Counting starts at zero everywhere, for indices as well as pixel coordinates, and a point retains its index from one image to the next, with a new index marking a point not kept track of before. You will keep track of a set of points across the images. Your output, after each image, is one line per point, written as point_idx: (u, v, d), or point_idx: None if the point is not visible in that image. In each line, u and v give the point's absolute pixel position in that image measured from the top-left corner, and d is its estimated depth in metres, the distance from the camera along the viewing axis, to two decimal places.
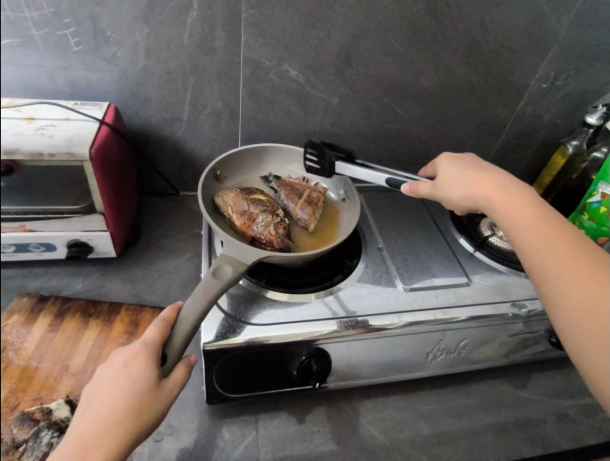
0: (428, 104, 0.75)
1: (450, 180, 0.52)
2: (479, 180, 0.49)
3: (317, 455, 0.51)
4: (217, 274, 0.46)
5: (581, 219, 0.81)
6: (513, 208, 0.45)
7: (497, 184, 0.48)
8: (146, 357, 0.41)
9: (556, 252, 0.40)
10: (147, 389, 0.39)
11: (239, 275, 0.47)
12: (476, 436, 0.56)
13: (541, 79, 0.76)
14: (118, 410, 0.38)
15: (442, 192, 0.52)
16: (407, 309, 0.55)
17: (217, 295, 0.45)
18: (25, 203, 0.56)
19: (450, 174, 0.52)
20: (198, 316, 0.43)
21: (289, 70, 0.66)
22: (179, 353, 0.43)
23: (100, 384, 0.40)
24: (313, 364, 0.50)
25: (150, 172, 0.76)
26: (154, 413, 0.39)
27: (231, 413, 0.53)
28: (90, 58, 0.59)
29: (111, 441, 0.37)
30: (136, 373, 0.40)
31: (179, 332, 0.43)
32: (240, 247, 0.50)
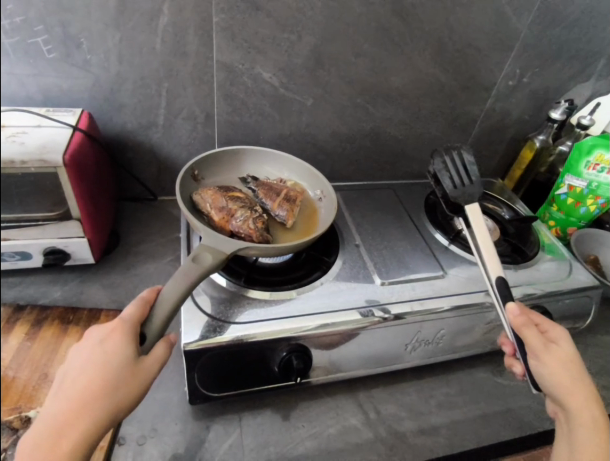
0: (400, 103, 0.77)
1: (560, 356, 0.46)
2: (576, 370, 0.46)
3: (302, 449, 0.52)
4: (196, 260, 0.47)
5: (550, 211, 0.84)
6: (578, 398, 0.45)
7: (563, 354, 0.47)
8: (121, 334, 0.42)
9: (592, 442, 0.44)
10: (123, 366, 0.40)
11: (218, 264, 0.48)
12: (456, 423, 0.58)
13: (507, 77, 0.79)
14: (92, 387, 0.39)
15: (543, 357, 0.47)
16: (385, 302, 0.57)
17: (197, 280, 0.45)
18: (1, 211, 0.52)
19: (567, 358, 0.46)
20: (179, 299, 0.44)
21: (262, 73, 0.67)
22: (159, 331, 0.44)
23: (77, 361, 0.41)
24: (293, 360, 0.51)
25: (127, 178, 0.76)
26: (132, 389, 0.40)
27: (215, 413, 0.53)
28: (61, 64, 0.59)
29: (87, 418, 0.38)
30: (109, 350, 0.40)
31: (159, 313, 0.44)
32: (219, 237, 0.50)
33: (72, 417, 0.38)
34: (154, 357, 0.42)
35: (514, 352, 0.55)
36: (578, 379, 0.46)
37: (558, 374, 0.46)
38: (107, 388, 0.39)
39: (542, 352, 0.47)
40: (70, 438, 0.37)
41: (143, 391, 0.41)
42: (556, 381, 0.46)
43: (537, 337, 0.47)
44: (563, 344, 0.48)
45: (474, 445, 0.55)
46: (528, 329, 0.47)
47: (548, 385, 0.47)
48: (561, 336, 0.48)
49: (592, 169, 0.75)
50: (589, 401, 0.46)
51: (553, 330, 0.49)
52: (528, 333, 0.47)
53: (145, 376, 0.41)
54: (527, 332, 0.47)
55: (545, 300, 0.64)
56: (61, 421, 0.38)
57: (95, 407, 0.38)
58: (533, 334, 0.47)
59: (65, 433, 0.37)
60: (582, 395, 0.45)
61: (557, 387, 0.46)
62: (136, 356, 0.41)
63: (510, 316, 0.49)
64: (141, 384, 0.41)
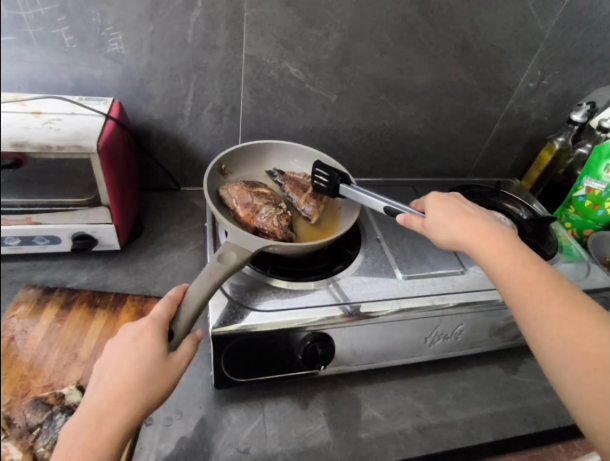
0: (422, 101, 0.78)
1: (441, 220, 0.52)
2: (462, 217, 0.51)
3: (322, 436, 0.53)
4: (221, 259, 0.48)
5: (567, 214, 0.84)
6: (499, 255, 0.46)
7: (481, 233, 0.49)
8: (153, 332, 0.42)
9: (527, 272, 0.44)
10: (155, 362, 0.41)
11: (243, 262, 0.49)
12: (473, 417, 0.58)
13: (529, 78, 0.80)
14: (128, 382, 0.39)
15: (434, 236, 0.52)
16: (406, 295, 0.58)
17: (222, 277, 0.47)
18: (29, 196, 0.54)
19: (440, 216, 0.52)
20: (205, 297, 0.45)
21: (289, 68, 0.68)
22: (186, 329, 0.44)
23: (110, 358, 0.41)
24: (318, 349, 0.52)
25: (151, 168, 0.77)
26: (164, 384, 0.41)
27: (238, 399, 0.55)
28: (94, 55, 0.61)
29: (122, 410, 0.38)
30: (142, 347, 0.41)
31: (186, 311, 0.44)
32: (244, 235, 0.52)
33: (109, 410, 0.38)
34: (182, 354, 0.43)
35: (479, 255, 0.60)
36: (467, 220, 0.50)
37: (484, 250, 0.47)
38: (141, 383, 0.40)
39: (429, 227, 0.53)
40: (108, 433, 0.38)
41: (173, 385, 0.42)
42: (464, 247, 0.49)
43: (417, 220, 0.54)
44: (432, 209, 0.54)
45: (490, 439, 0.56)
46: (413, 219, 0.54)
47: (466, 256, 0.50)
48: (429, 202, 0.55)
49: None
50: (522, 258, 0.45)
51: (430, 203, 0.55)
52: (414, 223, 0.54)
53: (174, 372, 0.42)
54: (413, 222, 0.54)
55: None
56: (98, 415, 0.38)
57: (131, 402, 0.39)
58: (417, 221, 0.54)
59: (102, 425, 0.38)
60: (506, 263, 0.45)
61: (466, 240, 0.49)
62: (166, 353, 0.42)
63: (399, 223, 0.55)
64: (171, 380, 0.41)
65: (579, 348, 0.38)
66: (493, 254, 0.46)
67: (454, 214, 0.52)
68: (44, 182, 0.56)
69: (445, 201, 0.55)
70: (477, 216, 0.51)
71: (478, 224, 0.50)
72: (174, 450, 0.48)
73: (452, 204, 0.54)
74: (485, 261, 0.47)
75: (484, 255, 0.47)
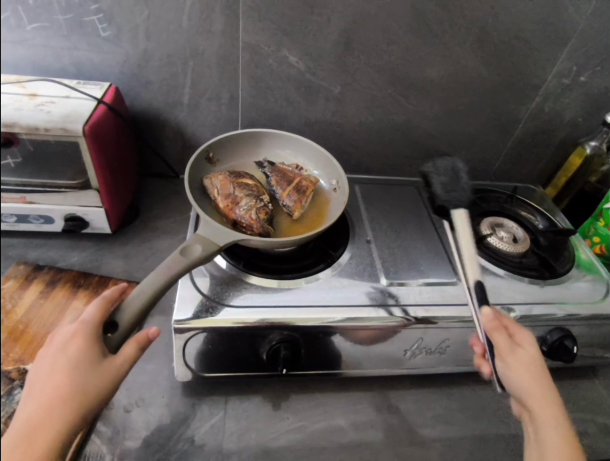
0: (434, 96, 0.73)
1: (527, 360, 0.45)
2: (538, 367, 0.45)
3: (283, 441, 0.51)
4: (185, 252, 0.47)
5: (596, 226, 0.76)
6: (547, 408, 0.43)
7: (538, 373, 0.44)
8: (84, 336, 0.41)
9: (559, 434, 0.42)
10: (88, 367, 0.39)
11: (208, 255, 0.48)
12: (451, 439, 0.54)
13: (560, 74, 0.72)
14: (62, 395, 0.38)
15: (505, 355, 0.45)
16: (387, 303, 0.54)
17: (181, 270, 0.45)
18: (25, 178, 0.55)
19: (527, 355, 0.45)
20: (160, 288, 0.44)
21: (289, 56, 0.66)
22: (131, 323, 0.43)
23: (41, 367, 0.40)
24: (282, 350, 0.50)
25: (152, 154, 0.77)
26: (101, 388, 0.39)
27: (203, 392, 0.54)
28: (93, 39, 0.61)
29: (56, 421, 0.37)
30: (73, 353, 0.39)
31: (130, 308, 0.43)
32: (216, 228, 0.50)
33: (43, 427, 0.37)
34: (120, 359, 0.41)
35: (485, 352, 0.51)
36: (539, 368, 0.45)
37: (527, 387, 0.44)
38: (75, 396, 0.38)
39: (507, 353, 0.45)
40: (41, 447, 0.36)
41: (113, 386, 0.40)
42: (523, 382, 0.44)
43: (506, 342, 0.45)
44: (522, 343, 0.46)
45: None
46: (499, 333, 0.46)
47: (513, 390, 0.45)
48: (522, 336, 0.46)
49: None
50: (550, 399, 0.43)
51: (522, 335, 0.47)
52: (497, 337, 0.46)
53: (114, 378, 0.40)
54: (496, 335, 0.46)
55: (572, 322, 0.58)
56: (30, 433, 0.36)
57: (64, 416, 0.37)
58: (503, 339, 0.46)
59: (36, 438, 0.36)
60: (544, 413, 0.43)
61: (524, 385, 0.44)
62: (101, 356, 0.40)
63: (483, 319, 0.46)
64: (110, 382, 0.40)
65: None
66: (536, 394, 0.43)
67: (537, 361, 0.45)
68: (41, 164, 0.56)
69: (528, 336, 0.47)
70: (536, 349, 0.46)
71: (538, 361, 0.45)
72: (130, 437, 0.49)
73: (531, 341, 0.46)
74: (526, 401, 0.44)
75: (532, 391, 0.44)
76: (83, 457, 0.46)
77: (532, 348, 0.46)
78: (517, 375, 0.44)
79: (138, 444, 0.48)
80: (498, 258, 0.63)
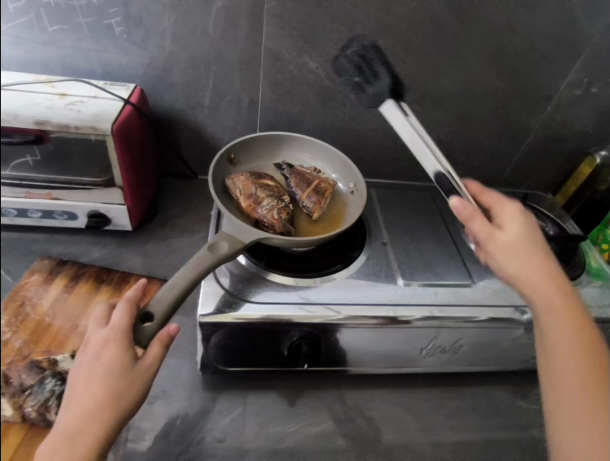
0: (449, 104, 0.74)
1: (506, 240, 0.45)
2: (528, 243, 0.45)
3: (301, 436, 0.52)
4: (212, 249, 0.48)
5: (604, 233, 0.77)
6: (538, 277, 0.44)
7: (540, 255, 0.45)
8: (116, 345, 0.42)
9: (563, 298, 0.43)
10: (121, 375, 0.41)
11: (235, 252, 0.49)
12: (464, 438, 0.55)
13: (572, 85, 0.74)
14: (97, 402, 0.40)
15: (492, 245, 0.45)
16: (403, 303, 0.55)
17: (208, 267, 0.46)
18: (51, 174, 0.61)
19: (514, 232, 0.46)
20: (189, 285, 0.45)
21: (309, 63, 0.67)
22: (165, 318, 0.44)
23: (77, 376, 0.41)
24: (303, 346, 0.52)
25: (171, 155, 0.79)
26: (135, 394, 0.41)
27: (222, 386, 0.55)
28: (121, 42, 0.63)
29: (94, 427, 0.39)
30: (107, 362, 0.41)
31: (162, 303, 0.44)
32: (240, 226, 0.52)
33: (83, 430, 0.39)
34: (147, 365, 0.42)
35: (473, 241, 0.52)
36: (528, 225, 0.47)
37: (528, 272, 0.44)
38: (112, 402, 0.40)
39: (489, 239, 0.45)
40: (81, 452, 0.39)
41: (145, 391, 0.42)
42: (517, 271, 0.44)
43: (485, 227, 0.45)
44: (509, 222, 0.47)
45: None
46: (475, 219, 0.45)
47: (507, 273, 0.45)
48: (508, 213, 0.48)
49: None
50: (557, 277, 0.44)
51: (504, 213, 0.48)
52: (475, 223, 0.45)
53: (144, 382, 0.42)
54: (474, 225, 0.45)
55: None
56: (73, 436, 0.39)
57: (103, 421, 0.40)
58: (479, 224, 0.45)
59: (76, 442, 0.39)
60: (542, 287, 0.43)
61: (527, 267, 0.44)
62: (132, 362, 0.42)
63: (455, 213, 0.46)
64: (142, 386, 0.42)
65: (570, 357, 0.40)
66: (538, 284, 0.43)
67: (530, 233, 0.46)
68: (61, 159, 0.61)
69: (510, 202, 0.49)
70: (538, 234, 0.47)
71: (539, 245, 0.46)
72: (153, 428, 0.50)
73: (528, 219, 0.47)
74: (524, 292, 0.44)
75: (531, 274, 0.44)
76: (110, 447, 0.47)
77: (518, 209, 0.48)
78: (507, 248, 0.45)
79: (161, 435, 0.50)
80: None
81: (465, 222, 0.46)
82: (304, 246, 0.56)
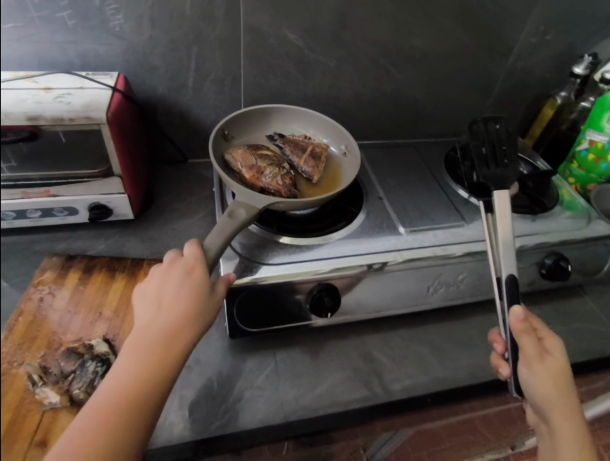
0: (422, 63, 0.78)
1: (553, 367, 0.48)
2: (560, 392, 0.47)
3: (332, 380, 0.57)
4: (231, 215, 0.51)
5: (570, 168, 0.87)
6: (561, 410, 0.46)
7: (566, 399, 0.47)
8: (198, 270, 0.46)
9: (574, 428, 0.46)
10: (204, 296, 0.45)
11: (252, 218, 0.52)
12: (475, 359, 0.61)
13: (532, 33, 0.79)
14: (184, 315, 0.44)
15: (530, 369, 0.48)
16: (407, 247, 0.60)
17: (233, 233, 0.50)
18: (47, 170, 0.55)
19: (551, 371, 0.48)
20: (220, 247, 0.49)
21: (288, 35, 0.69)
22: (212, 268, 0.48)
23: (161, 294, 0.45)
24: (325, 298, 0.55)
25: (158, 141, 0.80)
26: (210, 319, 0.46)
27: (252, 347, 0.58)
28: (98, 32, 0.62)
29: (181, 339, 0.43)
30: (194, 283, 0.45)
31: (212, 252, 0.48)
32: (250, 194, 0.54)
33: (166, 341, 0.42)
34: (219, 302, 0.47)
35: (504, 352, 0.54)
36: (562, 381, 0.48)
37: (558, 407, 0.46)
38: (191, 320, 0.44)
39: (534, 360, 0.48)
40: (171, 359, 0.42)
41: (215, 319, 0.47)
42: (545, 391, 0.47)
43: (533, 345, 0.49)
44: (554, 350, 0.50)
45: (492, 378, 0.59)
46: (526, 335, 0.49)
47: (532, 394, 0.48)
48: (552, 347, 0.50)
49: None
50: (571, 408, 0.47)
51: (549, 341, 0.50)
52: (525, 339, 0.49)
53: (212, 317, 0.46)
54: (523, 337, 0.49)
55: (562, 246, 0.66)
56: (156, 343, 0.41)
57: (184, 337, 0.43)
58: (529, 341, 0.49)
59: (168, 348, 0.42)
60: (568, 438, 0.45)
61: (551, 401, 0.47)
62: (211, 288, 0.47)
63: (511, 319, 0.50)
64: (215, 313, 0.47)
65: None
66: (560, 411, 0.46)
67: (559, 360, 0.49)
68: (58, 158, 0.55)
69: (550, 343, 0.50)
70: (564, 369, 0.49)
71: (566, 385, 0.48)
72: (195, 392, 0.53)
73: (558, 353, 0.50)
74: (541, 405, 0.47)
75: (554, 402, 0.46)
76: (158, 415, 0.50)
77: (560, 365, 0.48)
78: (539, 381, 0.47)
79: (204, 397, 0.53)
80: None
81: (518, 323, 0.49)
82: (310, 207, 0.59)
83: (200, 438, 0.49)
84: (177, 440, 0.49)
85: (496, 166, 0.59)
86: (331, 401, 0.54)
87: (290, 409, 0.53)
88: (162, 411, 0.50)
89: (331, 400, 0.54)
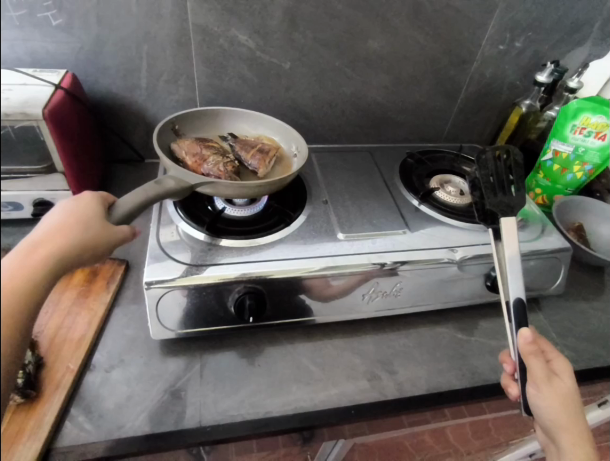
0: (379, 66, 0.78)
1: (561, 390, 0.48)
2: (569, 412, 0.48)
3: (256, 386, 0.56)
4: (159, 183, 0.52)
5: (537, 179, 0.84)
6: (571, 430, 0.48)
7: (575, 419, 0.48)
8: (92, 200, 0.44)
9: (583, 449, 0.48)
10: (95, 217, 0.42)
11: (177, 190, 0.53)
12: (409, 371, 0.60)
13: (494, 39, 0.78)
14: (68, 222, 0.39)
15: (539, 397, 0.49)
16: (342, 253, 0.59)
17: (154, 195, 0.50)
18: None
19: (561, 394, 0.48)
20: (137, 205, 0.48)
21: (238, 36, 0.69)
22: (126, 216, 0.46)
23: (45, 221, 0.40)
24: (247, 300, 0.54)
25: (116, 141, 0.80)
26: (103, 237, 0.41)
27: (178, 350, 0.58)
28: (47, 29, 0.63)
29: (65, 237, 0.38)
30: (84, 206, 0.43)
31: (128, 202, 0.47)
32: (184, 174, 0.55)
33: (46, 251, 0.36)
34: (117, 237, 0.43)
35: (513, 372, 0.56)
36: (571, 399, 0.48)
37: (565, 429, 0.48)
38: (79, 226, 0.40)
39: (543, 382, 0.49)
40: (49, 253, 0.36)
41: (112, 245, 0.42)
42: (554, 413, 0.48)
43: (541, 366, 0.49)
44: (561, 372, 0.50)
45: (424, 391, 0.58)
46: (533, 357, 0.50)
47: (540, 413, 0.49)
48: (561, 369, 0.50)
49: (578, 132, 0.75)
50: (580, 429, 0.48)
51: (558, 363, 0.51)
52: (532, 361, 0.50)
53: (108, 243, 0.42)
54: (532, 359, 0.50)
55: None
56: (33, 247, 0.35)
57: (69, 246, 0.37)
58: (537, 363, 0.50)
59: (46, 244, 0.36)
60: (574, 454, 0.48)
61: (561, 424, 0.48)
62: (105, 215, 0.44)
63: (520, 341, 0.51)
64: (110, 236, 0.42)
65: None
66: (568, 434, 0.48)
67: (564, 378, 0.49)
68: (9, 149, 0.52)
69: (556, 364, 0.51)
70: (572, 388, 0.49)
71: (574, 404, 0.49)
72: (112, 393, 0.52)
73: (564, 370, 0.50)
74: (549, 426, 0.49)
75: (564, 424, 0.48)
76: (69, 415, 0.50)
77: (566, 383, 0.49)
78: (549, 406, 0.48)
79: (119, 399, 0.52)
80: (444, 208, 0.69)
81: (527, 347, 0.50)
82: (247, 194, 0.59)
83: (107, 440, 0.48)
84: (84, 441, 0.48)
85: (503, 194, 0.60)
86: (250, 407, 0.53)
87: (206, 413, 0.52)
88: (74, 413, 0.50)
89: (250, 406, 0.53)
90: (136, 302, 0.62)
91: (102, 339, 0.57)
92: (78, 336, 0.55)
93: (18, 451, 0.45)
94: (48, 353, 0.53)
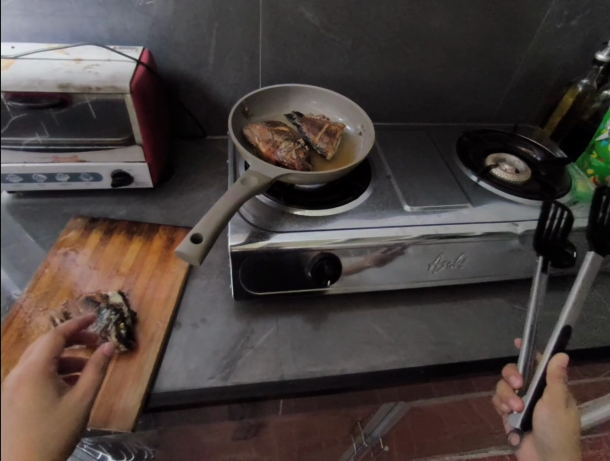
0: (438, 45, 0.79)
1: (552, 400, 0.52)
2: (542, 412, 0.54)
3: (328, 347, 0.59)
4: (243, 183, 0.54)
5: (589, 159, 0.79)
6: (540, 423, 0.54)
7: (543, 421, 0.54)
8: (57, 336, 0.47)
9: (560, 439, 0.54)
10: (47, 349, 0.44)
11: (262, 186, 0.54)
12: (471, 337, 0.63)
13: (554, 17, 0.78)
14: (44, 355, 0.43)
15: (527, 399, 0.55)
16: (411, 223, 0.62)
17: (243, 198, 0.52)
18: (77, 135, 0.62)
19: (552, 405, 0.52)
20: (228, 212, 0.50)
21: (305, 13, 0.71)
22: (214, 232, 0.48)
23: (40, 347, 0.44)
24: (325, 265, 0.58)
25: (181, 116, 0.84)
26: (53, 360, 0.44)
27: (255, 311, 0.62)
28: (126, 6, 0.66)
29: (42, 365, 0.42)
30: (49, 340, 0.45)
31: (213, 218, 0.49)
32: (263, 165, 0.57)
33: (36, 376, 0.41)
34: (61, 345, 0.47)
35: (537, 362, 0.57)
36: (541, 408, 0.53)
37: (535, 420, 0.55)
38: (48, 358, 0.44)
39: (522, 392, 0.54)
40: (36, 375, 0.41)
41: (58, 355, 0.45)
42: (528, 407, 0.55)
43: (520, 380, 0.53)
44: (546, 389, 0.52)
45: (486, 356, 0.61)
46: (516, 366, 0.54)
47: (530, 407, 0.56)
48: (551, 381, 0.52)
49: None
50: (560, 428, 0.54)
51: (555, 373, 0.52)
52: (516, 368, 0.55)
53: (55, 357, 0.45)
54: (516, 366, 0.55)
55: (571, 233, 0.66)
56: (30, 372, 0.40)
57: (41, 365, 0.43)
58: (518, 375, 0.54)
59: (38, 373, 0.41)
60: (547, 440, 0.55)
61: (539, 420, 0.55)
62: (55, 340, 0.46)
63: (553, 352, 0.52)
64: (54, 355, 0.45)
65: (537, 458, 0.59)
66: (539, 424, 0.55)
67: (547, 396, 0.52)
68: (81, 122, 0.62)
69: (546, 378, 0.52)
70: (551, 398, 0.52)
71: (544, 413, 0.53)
72: (199, 349, 0.57)
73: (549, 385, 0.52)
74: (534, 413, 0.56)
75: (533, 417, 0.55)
76: (162, 367, 0.54)
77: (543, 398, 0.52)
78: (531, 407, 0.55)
79: (207, 354, 0.56)
80: (504, 184, 0.71)
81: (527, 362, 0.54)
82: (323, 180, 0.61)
83: (201, 388, 0.53)
84: (181, 388, 0.53)
85: None
86: (326, 366, 0.57)
87: (286, 369, 0.56)
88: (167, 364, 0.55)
89: (325, 364, 0.57)
90: (212, 268, 0.66)
91: (185, 300, 0.62)
92: (164, 296, 0.60)
93: (125, 394, 0.51)
94: (140, 309, 0.59)
